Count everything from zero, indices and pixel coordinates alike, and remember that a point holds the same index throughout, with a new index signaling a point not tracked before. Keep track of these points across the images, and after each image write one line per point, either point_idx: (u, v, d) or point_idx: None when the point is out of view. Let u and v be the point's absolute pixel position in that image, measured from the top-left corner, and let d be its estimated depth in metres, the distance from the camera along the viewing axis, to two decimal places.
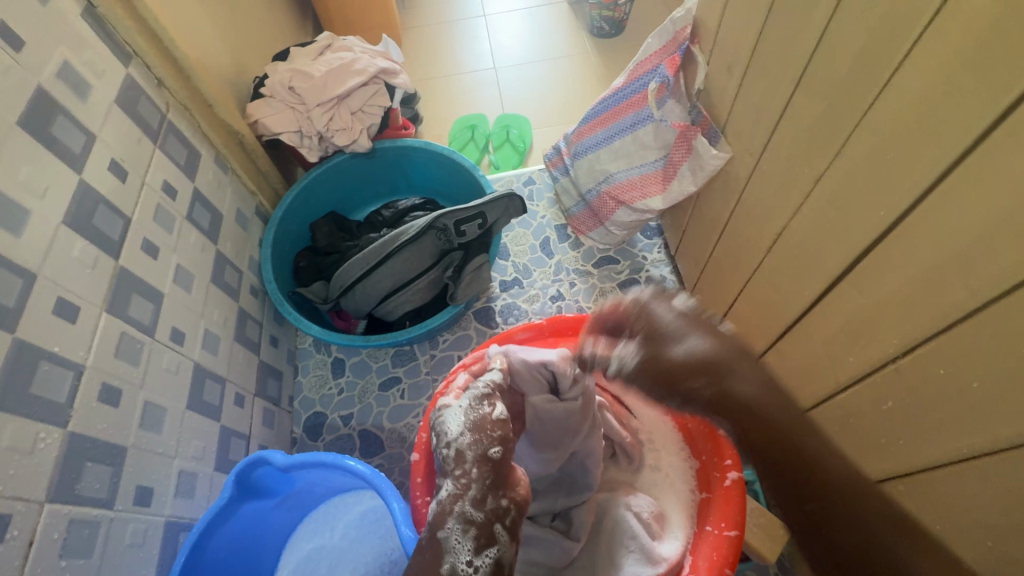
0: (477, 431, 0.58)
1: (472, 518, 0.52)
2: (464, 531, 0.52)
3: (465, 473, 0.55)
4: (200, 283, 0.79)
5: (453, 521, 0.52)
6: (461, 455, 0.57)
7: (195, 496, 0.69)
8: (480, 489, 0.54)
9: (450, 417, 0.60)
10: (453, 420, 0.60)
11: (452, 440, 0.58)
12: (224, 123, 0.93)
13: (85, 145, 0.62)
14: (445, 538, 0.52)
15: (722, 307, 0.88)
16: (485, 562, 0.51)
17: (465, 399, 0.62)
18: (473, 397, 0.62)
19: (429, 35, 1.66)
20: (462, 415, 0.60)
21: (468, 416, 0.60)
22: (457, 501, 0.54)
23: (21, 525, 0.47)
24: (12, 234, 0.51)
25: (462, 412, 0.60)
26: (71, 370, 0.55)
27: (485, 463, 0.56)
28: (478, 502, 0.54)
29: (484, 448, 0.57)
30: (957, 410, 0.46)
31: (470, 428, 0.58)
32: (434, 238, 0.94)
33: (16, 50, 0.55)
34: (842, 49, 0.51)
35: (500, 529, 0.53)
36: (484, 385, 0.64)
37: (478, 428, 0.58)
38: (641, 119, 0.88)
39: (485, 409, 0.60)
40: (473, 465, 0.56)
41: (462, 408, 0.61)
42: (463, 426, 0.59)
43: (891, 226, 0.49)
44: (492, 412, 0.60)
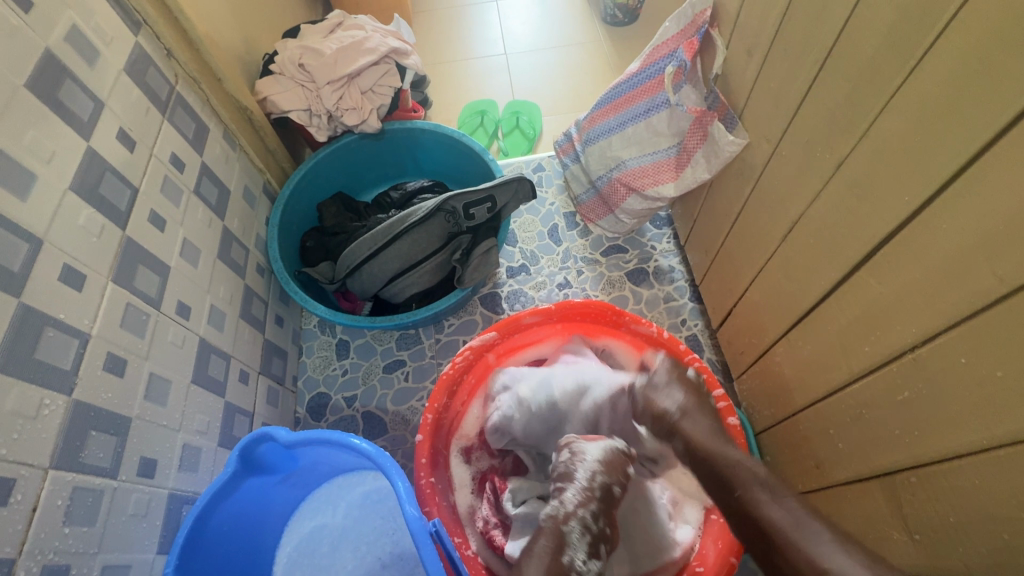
0: (609, 466, 0.66)
1: (590, 527, 0.61)
2: (582, 534, 0.61)
3: (592, 490, 0.63)
4: (207, 258, 0.78)
5: (576, 523, 0.61)
6: (594, 476, 0.64)
7: (198, 470, 0.69)
8: (600, 510, 0.62)
9: (586, 445, 0.68)
10: (588, 446, 0.68)
11: (586, 461, 0.66)
12: (233, 99, 0.92)
13: (93, 112, 0.61)
14: (568, 533, 0.60)
15: (733, 297, 0.87)
16: (593, 565, 0.60)
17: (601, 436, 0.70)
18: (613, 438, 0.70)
19: (440, 19, 1.64)
20: (600, 445, 0.69)
21: (607, 452, 0.67)
22: (582, 508, 0.61)
23: (25, 490, 0.47)
24: (17, 197, 0.51)
25: (598, 445, 0.68)
26: (76, 338, 0.54)
27: (610, 495, 0.64)
28: (595, 516, 0.62)
29: (615, 482, 0.65)
30: (977, 400, 0.46)
31: (605, 462, 0.66)
32: (443, 221, 0.93)
33: (26, 12, 0.54)
34: (870, 30, 0.50)
35: (602, 549, 0.62)
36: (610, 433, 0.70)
37: (610, 463, 0.66)
38: (656, 106, 0.86)
39: (618, 452, 0.68)
40: (599, 492, 0.63)
41: (597, 441, 0.69)
42: (598, 457, 0.66)
43: (916, 211, 0.48)
44: (623, 459, 0.68)
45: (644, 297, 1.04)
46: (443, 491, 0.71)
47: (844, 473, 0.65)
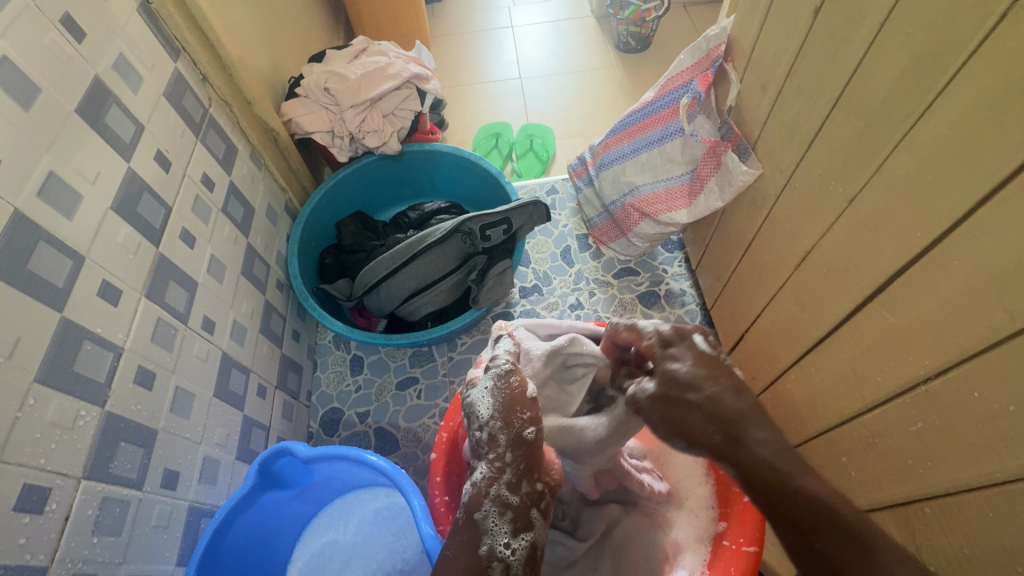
0: (507, 414, 0.57)
1: (508, 501, 0.54)
2: (500, 514, 0.53)
3: (499, 457, 0.56)
4: (231, 274, 0.81)
5: (489, 504, 0.54)
6: (495, 439, 0.57)
7: (217, 483, 0.70)
8: (514, 473, 0.55)
9: (478, 399, 0.60)
10: (480, 396, 0.60)
11: (484, 422, 0.58)
12: (262, 121, 0.96)
13: (134, 134, 0.64)
14: (481, 519, 0.53)
15: (744, 322, 0.88)
16: (523, 543, 0.53)
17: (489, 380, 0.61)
18: (496, 374, 0.61)
19: (457, 43, 1.69)
20: (489, 386, 0.60)
21: (497, 396, 0.59)
22: (492, 484, 0.55)
23: (59, 499, 0.48)
24: (65, 216, 0.53)
25: (489, 389, 0.60)
26: (111, 352, 0.56)
27: (517, 449, 0.56)
28: (512, 485, 0.55)
29: (516, 431, 0.56)
30: (989, 434, 0.46)
31: (499, 411, 0.58)
32: (459, 242, 0.95)
33: (79, 42, 0.58)
34: (882, 73, 0.52)
35: (535, 513, 0.55)
36: (504, 361, 0.63)
37: (507, 411, 0.58)
38: (670, 133, 0.89)
39: (512, 389, 0.59)
40: (507, 449, 0.56)
41: (486, 388, 0.60)
42: (492, 410, 0.58)
43: (926, 248, 0.49)
44: (520, 390, 0.59)
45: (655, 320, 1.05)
46: (457, 509, 0.71)
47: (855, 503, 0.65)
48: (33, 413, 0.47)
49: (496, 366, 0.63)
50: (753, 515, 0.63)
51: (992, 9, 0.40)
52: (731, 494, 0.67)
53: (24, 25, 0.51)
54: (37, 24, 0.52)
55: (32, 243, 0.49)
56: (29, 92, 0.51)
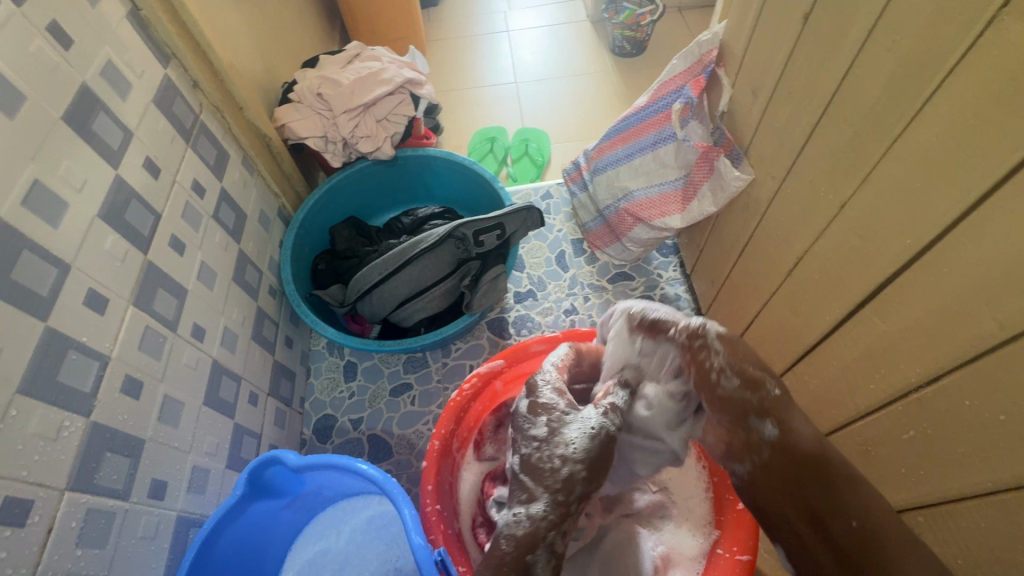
0: (593, 459, 0.54)
1: (557, 551, 0.52)
2: (549, 561, 0.51)
3: (568, 503, 0.52)
4: (222, 281, 0.80)
5: (542, 550, 0.51)
6: (574, 484, 0.53)
7: (206, 492, 0.70)
8: (568, 522, 0.52)
9: (575, 428, 0.55)
10: (576, 434, 0.54)
11: (571, 458, 0.53)
12: (253, 126, 0.95)
13: (122, 141, 0.64)
14: (531, 564, 0.50)
15: (739, 326, 0.88)
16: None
17: (598, 410, 0.56)
18: (608, 416, 0.56)
19: (452, 48, 1.69)
20: (588, 426, 0.55)
21: (597, 440, 0.54)
22: (552, 530, 0.51)
23: (42, 511, 0.48)
24: (50, 224, 0.53)
25: (592, 430, 0.55)
26: (97, 361, 0.56)
27: (582, 500, 0.53)
28: (563, 535, 0.52)
29: (594, 484, 0.54)
30: (981, 444, 0.46)
31: (591, 456, 0.54)
32: (453, 247, 0.94)
33: (66, 50, 0.57)
34: (870, 80, 0.52)
35: (569, 562, 0.54)
36: (608, 405, 0.57)
37: (597, 460, 0.54)
38: (663, 138, 0.88)
39: (610, 438, 0.55)
40: (578, 499, 0.53)
41: (595, 417, 0.56)
42: (586, 452, 0.53)
43: (916, 255, 0.49)
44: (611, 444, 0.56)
45: None
46: (449, 518, 0.70)
47: None
48: (16, 424, 0.46)
49: (601, 404, 0.57)
50: (746, 525, 0.62)
51: (979, 15, 0.40)
52: (726, 504, 0.66)
53: (9, 32, 0.51)
54: (23, 32, 0.52)
55: (16, 252, 0.49)
56: (14, 101, 0.51)
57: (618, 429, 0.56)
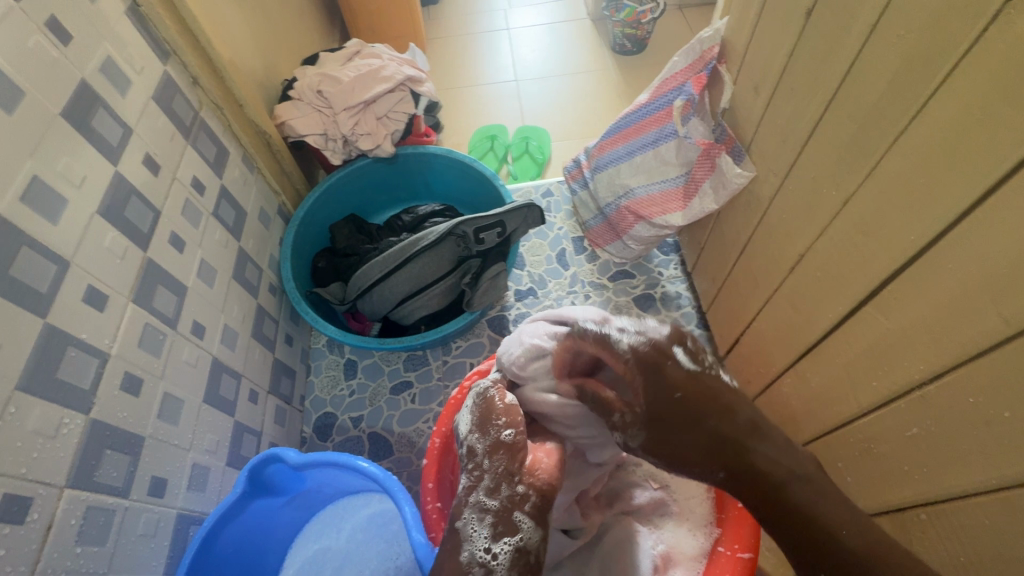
0: (483, 423, 0.58)
1: (487, 506, 0.52)
2: (479, 519, 0.51)
3: (478, 466, 0.55)
4: (222, 278, 0.80)
5: (469, 511, 0.52)
6: (474, 450, 0.56)
7: (206, 490, 0.69)
8: (493, 478, 0.53)
9: (461, 418, 0.62)
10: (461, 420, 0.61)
11: (466, 438, 0.58)
12: (253, 123, 0.95)
13: (122, 137, 0.63)
14: (462, 527, 0.51)
15: (740, 324, 0.87)
16: (505, 548, 0.49)
17: (471, 396, 0.62)
18: (479, 390, 0.62)
19: (452, 46, 1.69)
20: (467, 407, 0.61)
21: (474, 410, 0.60)
22: (471, 493, 0.53)
23: (41, 508, 0.47)
24: (49, 221, 0.52)
25: (471, 406, 0.61)
26: (97, 358, 0.55)
27: (495, 453, 0.55)
28: (492, 491, 0.52)
29: (493, 437, 0.56)
30: (985, 441, 0.46)
31: (477, 423, 0.58)
32: (453, 245, 0.94)
33: (65, 45, 0.57)
34: (874, 76, 0.51)
35: (520, 516, 0.51)
36: (487, 381, 0.64)
37: (483, 421, 0.58)
38: (664, 136, 0.88)
39: (486, 401, 0.59)
40: (484, 456, 0.55)
41: (470, 403, 0.61)
42: (472, 423, 0.59)
43: (920, 251, 0.49)
44: (496, 399, 0.59)
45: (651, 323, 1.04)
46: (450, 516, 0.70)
47: None
48: (15, 421, 0.46)
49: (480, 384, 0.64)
50: (749, 521, 0.62)
51: (985, 9, 0.40)
52: (728, 500, 0.66)
53: (8, 28, 0.51)
54: (21, 27, 0.52)
55: (15, 248, 0.49)
56: (13, 96, 0.50)
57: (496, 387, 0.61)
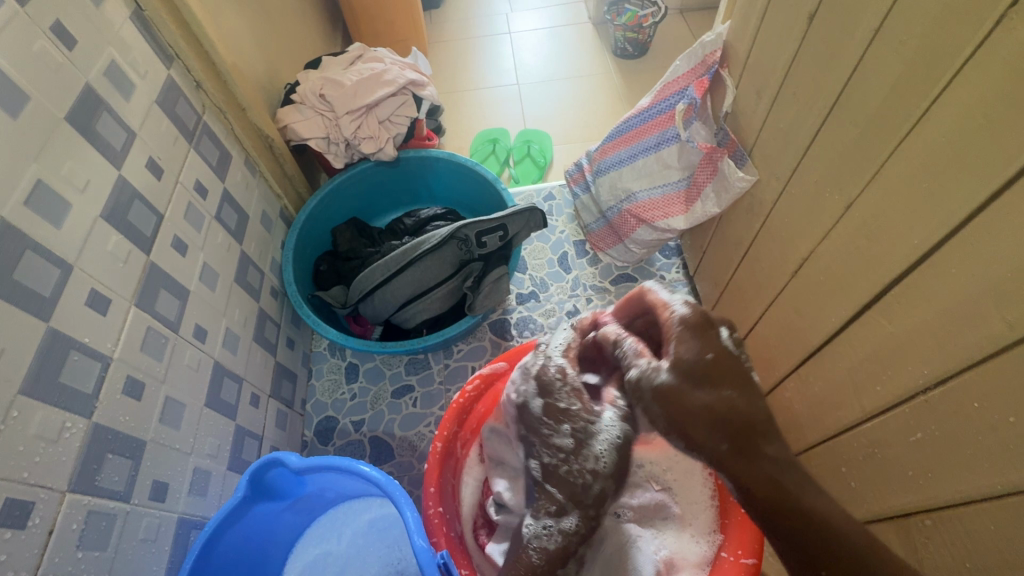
0: (617, 472, 0.54)
1: (580, 554, 0.54)
2: (573, 562, 0.54)
3: (595, 514, 0.54)
4: (224, 282, 0.80)
5: (570, 559, 0.53)
6: (603, 497, 0.54)
7: (207, 494, 0.69)
8: (595, 528, 0.54)
9: (600, 445, 0.54)
10: (604, 448, 0.54)
11: (601, 475, 0.53)
12: (255, 127, 0.95)
13: (125, 141, 0.63)
14: (561, 572, 0.53)
15: (742, 328, 0.87)
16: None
17: (616, 431, 0.54)
18: (627, 432, 0.55)
19: (454, 49, 1.69)
20: (612, 436, 0.54)
21: (619, 452, 0.54)
22: (581, 539, 0.53)
23: (42, 513, 0.47)
24: (52, 225, 0.52)
25: (614, 442, 0.54)
26: (98, 362, 0.55)
27: (605, 508, 0.55)
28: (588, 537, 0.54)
29: (617, 493, 0.55)
30: (988, 445, 0.46)
31: (616, 469, 0.54)
32: (455, 248, 0.94)
33: (69, 50, 0.57)
34: (876, 81, 0.52)
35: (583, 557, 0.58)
36: (627, 409, 0.56)
37: (621, 472, 0.54)
38: (666, 139, 0.88)
39: (630, 450, 0.55)
40: (603, 510, 0.54)
41: (614, 437, 0.54)
42: (613, 464, 0.53)
43: (923, 256, 0.49)
44: (632, 451, 0.55)
45: None
46: (452, 520, 0.70)
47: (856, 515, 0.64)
48: (17, 426, 0.46)
49: (618, 412, 0.56)
50: (752, 526, 0.63)
51: (986, 15, 0.40)
52: (731, 505, 0.66)
53: (14, 33, 0.51)
54: (26, 32, 0.52)
55: (19, 253, 0.49)
56: (17, 101, 0.50)
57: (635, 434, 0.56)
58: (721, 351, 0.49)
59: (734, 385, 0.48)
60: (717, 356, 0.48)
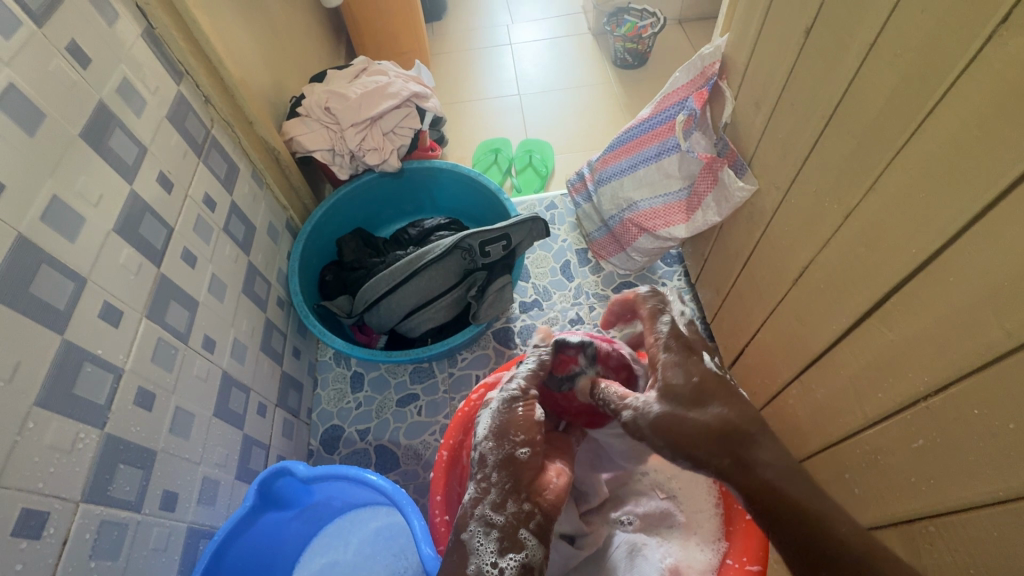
0: (500, 436, 0.57)
1: (492, 520, 0.52)
2: (487, 532, 0.52)
3: (485, 477, 0.55)
4: (232, 293, 0.81)
5: (474, 524, 0.53)
6: (485, 459, 0.57)
7: (216, 503, 0.70)
8: (499, 493, 0.54)
9: (482, 419, 0.61)
10: (481, 423, 0.61)
11: (481, 443, 0.58)
12: (262, 140, 0.96)
13: (137, 156, 0.65)
14: (468, 539, 0.52)
15: (745, 336, 0.88)
16: (511, 563, 0.50)
17: (494, 402, 0.62)
18: (505, 399, 0.61)
19: (456, 61, 1.71)
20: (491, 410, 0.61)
21: (496, 418, 0.60)
22: (475, 504, 0.54)
23: (57, 523, 0.48)
24: (67, 239, 0.54)
25: (491, 414, 0.60)
26: (111, 373, 0.56)
27: (506, 469, 0.55)
28: (497, 505, 0.53)
29: (507, 452, 0.56)
30: (989, 451, 0.46)
31: (494, 434, 0.58)
32: (459, 258, 0.95)
33: (84, 68, 0.59)
34: (872, 93, 0.53)
35: (526, 533, 0.52)
36: (516, 385, 0.63)
37: (500, 433, 0.58)
38: (667, 149, 0.89)
39: (514, 412, 0.60)
40: (494, 469, 0.56)
41: (491, 411, 0.61)
42: (487, 431, 0.59)
43: (922, 264, 0.49)
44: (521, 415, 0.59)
45: None
46: None
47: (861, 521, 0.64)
48: (33, 436, 0.47)
49: (507, 389, 0.63)
50: (757, 534, 0.62)
51: (979, 30, 0.41)
52: (735, 513, 0.66)
53: (30, 53, 0.52)
54: (43, 52, 0.54)
55: (35, 266, 0.50)
56: (34, 119, 0.52)
57: (525, 401, 0.61)
58: (706, 374, 0.55)
59: (724, 401, 0.53)
60: (703, 378, 0.55)
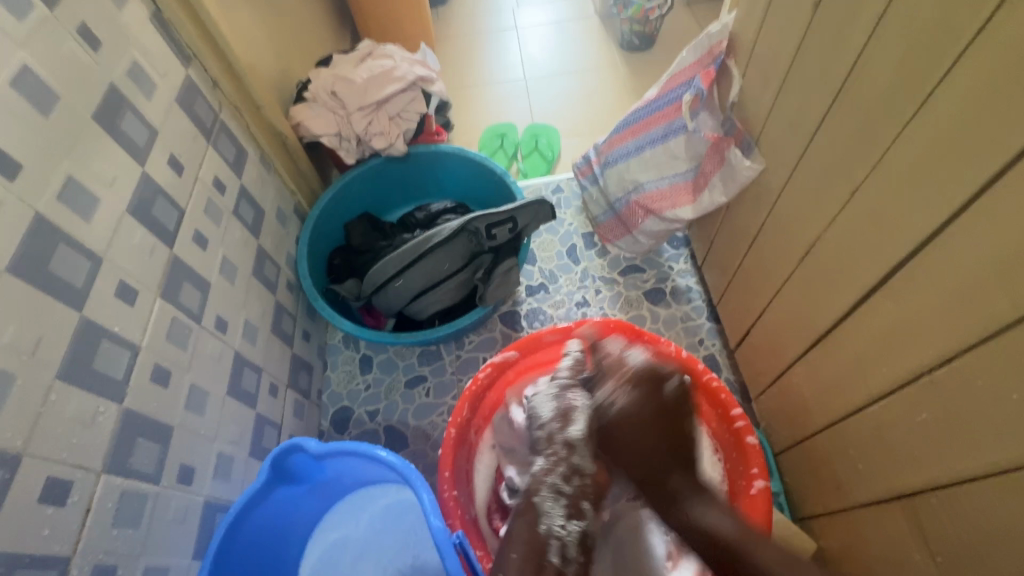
0: (563, 414, 0.64)
1: (562, 489, 0.57)
2: (556, 498, 0.57)
3: (556, 453, 0.60)
4: (242, 275, 0.82)
5: (545, 490, 0.57)
6: (553, 437, 0.62)
7: (231, 479, 0.72)
8: (569, 467, 0.59)
9: (541, 405, 0.67)
10: (544, 404, 0.67)
11: (544, 422, 0.65)
12: (270, 124, 0.97)
13: (148, 138, 0.66)
14: (539, 502, 0.57)
15: (751, 316, 0.88)
16: (576, 527, 0.56)
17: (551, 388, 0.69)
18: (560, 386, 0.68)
19: (461, 45, 1.71)
20: (551, 395, 0.67)
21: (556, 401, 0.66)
22: (550, 475, 0.59)
23: (80, 492, 0.50)
24: (83, 219, 0.55)
25: (552, 397, 0.67)
26: (128, 350, 0.58)
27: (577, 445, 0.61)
28: (566, 478, 0.58)
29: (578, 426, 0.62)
30: (991, 423, 0.47)
31: (558, 414, 0.64)
32: (466, 241, 0.96)
33: (95, 51, 0.60)
34: (880, 67, 0.52)
35: (587, 505, 0.58)
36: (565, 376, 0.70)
37: (563, 413, 0.64)
38: (674, 129, 0.88)
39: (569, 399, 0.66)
40: (563, 446, 0.61)
41: (551, 395, 0.68)
42: (552, 412, 0.65)
43: (927, 239, 0.49)
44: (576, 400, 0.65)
45: (662, 317, 1.06)
46: (466, 503, 0.73)
47: (865, 495, 0.65)
48: (55, 408, 0.49)
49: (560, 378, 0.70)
50: (761, 507, 0.67)
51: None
52: (740, 488, 0.71)
53: (42, 36, 0.53)
54: (55, 35, 0.54)
55: (53, 245, 0.51)
56: (48, 100, 0.53)
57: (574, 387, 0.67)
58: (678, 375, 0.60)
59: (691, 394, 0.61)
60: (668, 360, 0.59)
